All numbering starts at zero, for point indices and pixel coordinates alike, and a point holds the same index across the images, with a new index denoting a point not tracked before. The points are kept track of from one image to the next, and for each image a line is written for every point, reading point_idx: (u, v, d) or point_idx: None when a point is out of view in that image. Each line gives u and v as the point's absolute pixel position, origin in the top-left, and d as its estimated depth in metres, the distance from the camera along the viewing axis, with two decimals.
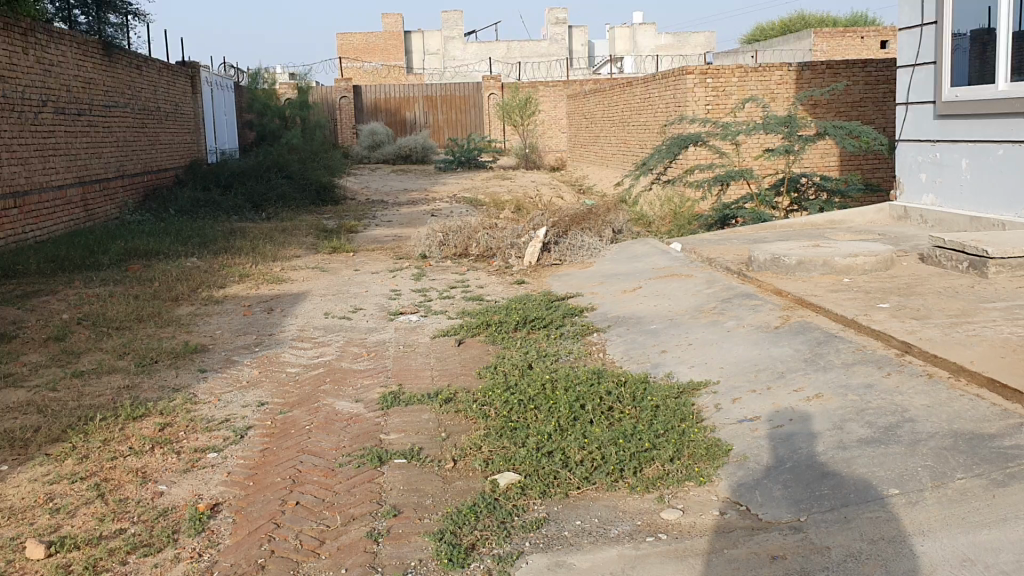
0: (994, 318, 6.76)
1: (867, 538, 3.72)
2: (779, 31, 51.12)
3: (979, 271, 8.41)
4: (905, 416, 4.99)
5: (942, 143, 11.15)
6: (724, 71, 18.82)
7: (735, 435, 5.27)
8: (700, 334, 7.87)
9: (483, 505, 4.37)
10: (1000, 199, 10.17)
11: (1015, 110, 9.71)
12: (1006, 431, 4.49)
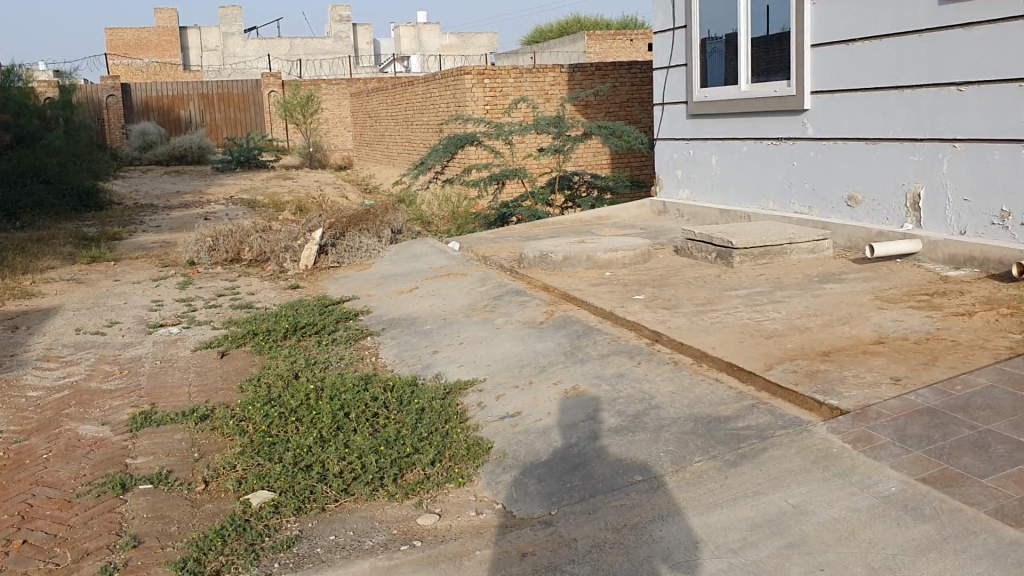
0: (736, 305, 7.23)
1: (611, 527, 3.83)
2: (556, 33, 52.67)
3: (726, 261, 8.98)
4: (652, 403, 5.24)
5: (694, 141, 11.83)
6: (500, 72, 19.11)
7: (495, 433, 5.31)
8: (471, 332, 7.91)
9: (231, 528, 4.16)
10: (745, 192, 10.92)
11: (755, 109, 10.44)
12: (739, 414, 4.82)
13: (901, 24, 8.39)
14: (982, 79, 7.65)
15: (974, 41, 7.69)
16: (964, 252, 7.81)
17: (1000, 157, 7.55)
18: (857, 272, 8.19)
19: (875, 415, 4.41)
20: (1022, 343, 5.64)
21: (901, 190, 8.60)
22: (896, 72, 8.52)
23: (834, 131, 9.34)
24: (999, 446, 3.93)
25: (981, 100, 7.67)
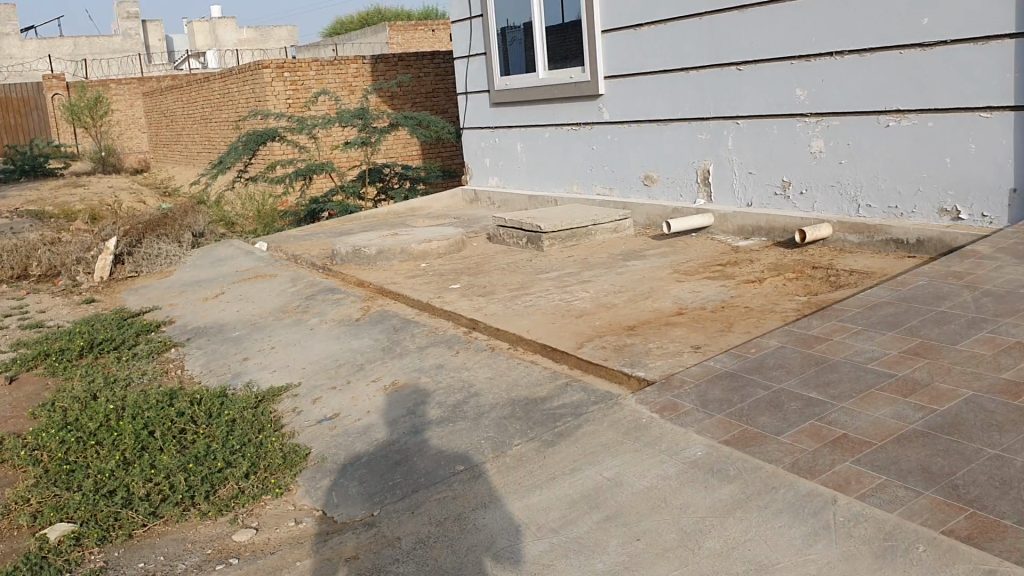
0: (548, 287, 7.37)
1: (434, 521, 3.81)
2: (357, 25, 51.95)
3: (536, 245, 9.13)
4: (470, 391, 5.25)
5: (498, 128, 11.95)
6: (300, 65, 18.63)
7: (313, 437, 5.17)
8: (284, 335, 7.67)
9: (26, 568, 3.85)
10: (551, 176, 11.14)
11: (554, 96, 10.66)
12: (554, 393, 4.91)
13: (683, 8, 8.74)
14: (757, 59, 8.08)
15: (748, 23, 8.10)
16: (753, 222, 8.29)
17: (778, 132, 8.03)
18: (658, 247, 8.54)
19: (680, 383, 4.59)
20: (808, 304, 6.05)
21: (692, 167, 9.02)
22: (681, 55, 8.89)
23: (629, 113, 9.67)
24: (792, 403, 4.17)
25: (758, 79, 8.12)
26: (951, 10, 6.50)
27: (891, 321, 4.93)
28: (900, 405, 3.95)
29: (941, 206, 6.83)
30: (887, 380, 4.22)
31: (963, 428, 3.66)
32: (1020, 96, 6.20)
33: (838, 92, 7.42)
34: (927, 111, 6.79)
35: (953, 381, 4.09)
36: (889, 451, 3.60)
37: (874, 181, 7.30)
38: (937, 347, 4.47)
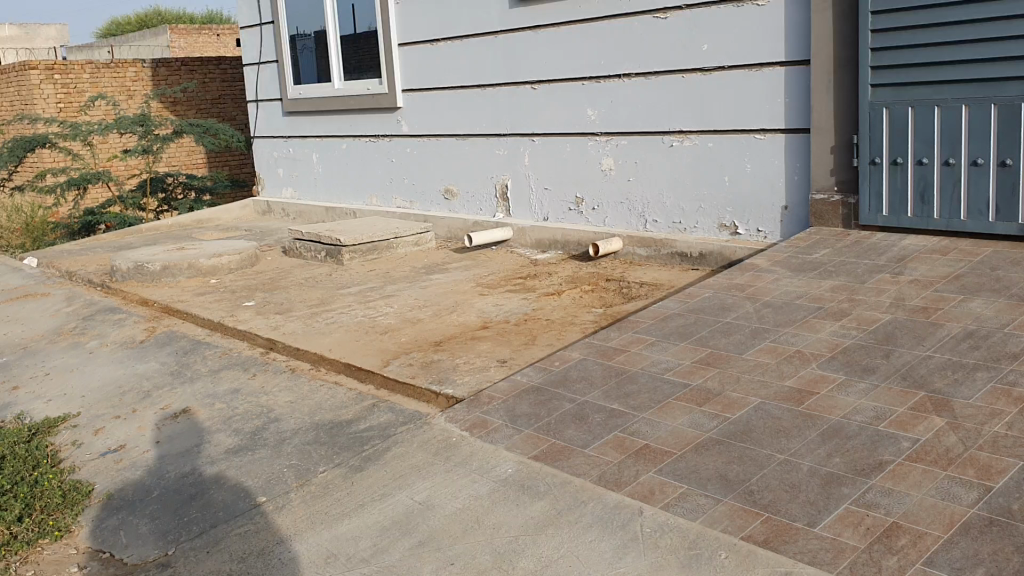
0: (348, 303, 7.21)
1: (236, 558, 3.60)
2: (136, 26, 49.25)
3: (335, 259, 8.93)
4: (270, 416, 5.03)
5: (292, 139, 11.63)
6: (71, 67, 17.39)
7: (97, 472, 4.77)
8: (58, 360, 7.06)
9: None
10: (347, 189, 10.96)
11: (350, 107, 10.49)
12: (360, 415, 4.81)
13: (477, 25, 8.83)
14: (551, 78, 8.27)
15: (541, 43, 8.27)
16: (549, 236, 8.51)
17: (571, 150, 8.25)
18: (458, 261, 8.57)
19: (488, 400, 4.58)
20: (605, 316, 6.28)
21: (490, 181, 9.12)
22: (477, 71, 8.96)
23: (426, 128, 9.66)
24: (596, 415, 4.22)
25: (552, 98, 8.30)
26: (728, 38, 6.88)
27: (683, 332, 5.03)
28: (696, 414, 4.06)
29: (721, 221, 7.24)
30: (683, 390, 4.33)
31: (753, 435, 3.81)
32: (789, 120, 6.65)
33: (627, 112, 7.71)
34: (708, 133, 7.16)
35: (742, 389, 4.23)
36: (688, 460, 3.70)
37: (660, 198, 7.63)
38: (726, 356, 4.61)
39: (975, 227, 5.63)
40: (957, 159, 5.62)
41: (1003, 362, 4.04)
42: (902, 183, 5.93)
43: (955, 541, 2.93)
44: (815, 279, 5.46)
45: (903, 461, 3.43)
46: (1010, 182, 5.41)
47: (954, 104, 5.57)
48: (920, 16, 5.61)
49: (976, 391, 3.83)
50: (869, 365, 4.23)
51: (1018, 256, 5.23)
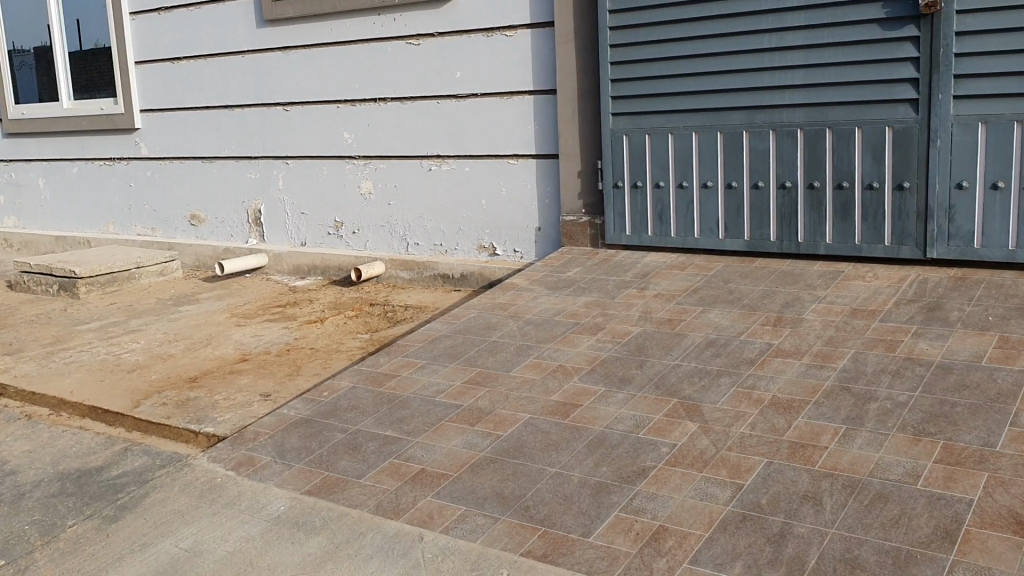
0: (89, 340, 6.67)
1: None
2: None
3: (70, 292, 8.24)
4: (4, 469, 4.54)
5: (13, 163, 10.64)
6: None
7: None
8: None
9: None
10: (80, 217, 10.16)
11: (81, 128, 9.76)
12: (112, 461, 4.46)
13: (222, 46, 8.52)
14: (303, 100, 8.10)
15: (292, 65, 8.09)
16: (307, 262, 8.34)
17: (327, 173, 8.12)
18: (210, 291, 8.19)
19: (253, 435, 4.38)
20: (372, 341, 6.26)
21: (242, 207, 8.79)
22: (224, 92, 8.62)
23: (169, 151, 9.16)
24: (368, 443, 4.16)
25: (305, 121, 8.14)
26: (479, 66, 7.06)
27: (450, 354, 5.07)
28: (469, 434, 4.09)
29: (479, 243, 7.38)
30: (453, 411, 4.35)
31: (524, 451, 3.89)
32: (539, 146, 6.90)
33: (383, 137, 7.70)
34: (463, 157, 7.29)
35: (511, 406, 4.31)
36: (464, 481, 3.72)
37: (419, 221, 7.68)
38: (493, 375, 4.69)
39: (707, 244, 6.04)
40: (689, 183, 6.04)
41: (742, 367, 4.38)
42: (642, 206, 6.28)
43: (715, 538, 3.13)
44: (571, 296, 5.68)
45: (663, 466, 3.62)
46: (736, 203, 5.88)
47: (685, 131, 6.00)
48: (653, 49, 6.01)
49: (722, 396, 4.13)
50: (626, 376, 4.45)
51: (746, 270, 5.68)
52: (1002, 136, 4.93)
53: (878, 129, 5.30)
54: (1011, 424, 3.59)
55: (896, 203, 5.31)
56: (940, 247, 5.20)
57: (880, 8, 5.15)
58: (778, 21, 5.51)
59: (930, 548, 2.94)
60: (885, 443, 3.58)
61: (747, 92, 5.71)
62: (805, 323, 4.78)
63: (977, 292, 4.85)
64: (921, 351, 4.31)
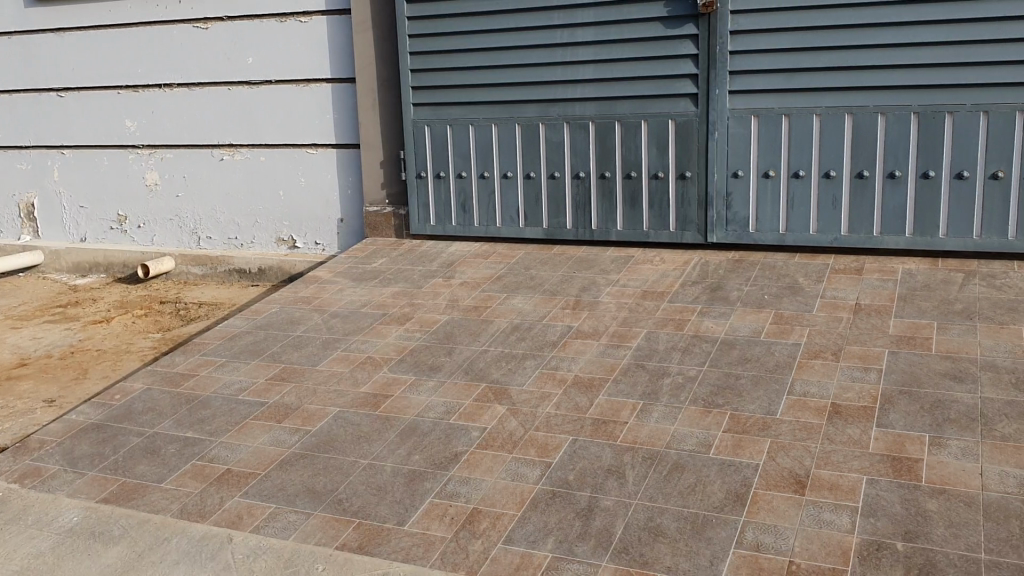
0: None
1: None
2: None
3: None
4: None
5: None
6: None
7: None
8: None
9: None
10: None
11: None
12: None
13: None
14: (79, 85, 7.58)
15: (65, 47, 7.56)
16: (88, 259, 7.84)
17: (109, 164, 7.65)
18: None
19: (38, 444, 4.08)
20: (164, 341, 5.98)
21: (12, 200, 8.14)
22: None
23: None
24: (168, 446, 3.97)
25: (83, 107, 7.62)
26: (273, 52, 6.86)
27: (252, 350, 4.92)
28: (277, 431, 4.00)
29: (277, 235, 7.19)
30: (258, 409, 4.23)
31: (335, 444, 3.84)
32: (339, 135, 6.79)
33: (170, 125, 7.33)
34: (258, 147, 7.07)
35: (319, 400, 4.25)
36: (273, 478, 3.63)
37: (212, 214, 7.38)
38: (299, 370, 4.59)
39: (509, 233, 6.15)
40: (490, 173, 6.12)
41: (546, 350, 4.52)
42: (445, 196, 6.31)
43: (527, 517, 3.22)
44: (375, 287, 5.65)
45: (474, 450, 3.68)
46: (533, 193, 6.03)
47: (485, 122, 6.08)
48: (450, 41, 6.05)
49: (528, 378, 4.25)
50: (435, 364, 4.48)
51: (545, 257, 5.83)
52: (770, 129, 5.32)
53: (662, 122, 5.59)
54: (788, 393, 3.91)
55: (679, 192, 5.63)
56: (720, 232, 5.56)
57: (663, 7, 5.44)
58: (569, 17, 5.70)
59: (723, 511, 3.16)
60: (679, 415, 3.81)
61: (542, 84, 5.87)
62: (602, 306, 4.98)
63: (754, 273, 5.22)
64: (707, 328, 4.60)
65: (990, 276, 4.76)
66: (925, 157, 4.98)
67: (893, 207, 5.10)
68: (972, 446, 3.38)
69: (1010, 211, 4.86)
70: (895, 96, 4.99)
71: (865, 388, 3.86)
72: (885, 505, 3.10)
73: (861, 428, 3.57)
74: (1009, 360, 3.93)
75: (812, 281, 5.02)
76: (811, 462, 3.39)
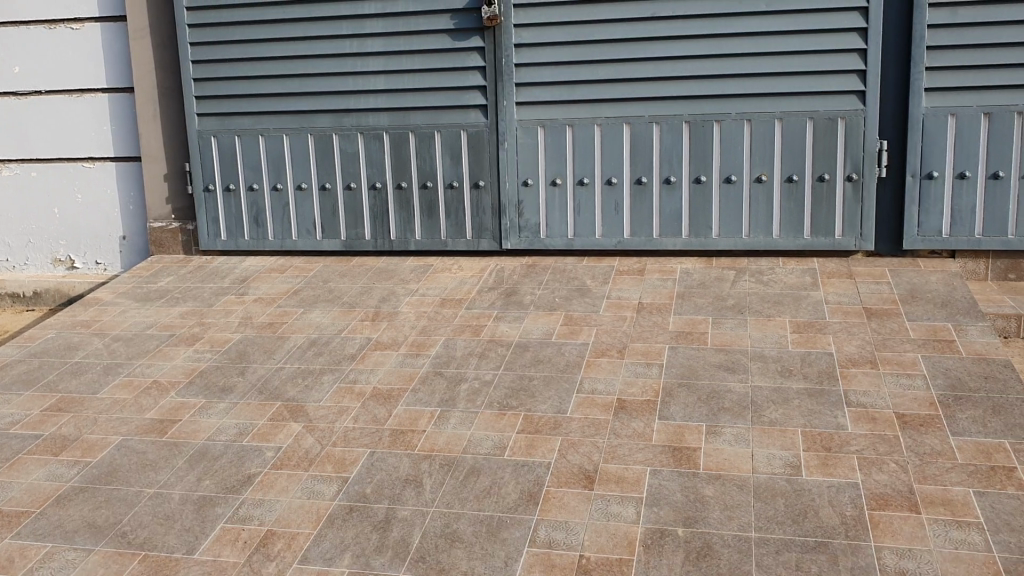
0: None
1: None
2: None
3: None
4: None
5: None
6: None
7: None
8: None
9: None
10: None
11: None
12: None
13: None
14: None
15: None
16: None
17: None
18: None
19: None
20: None
21: None
22: None
23: None
24: None
25: None
26: (42, 61, 6.44)
27: (25, 380, 4.59)
28: (53, 465, 3.75)
29: (54, 256, 6.74)
30: (33, 443, 3.95)
31: (119, 475, 3.65)
32: (119, 148, 6.45)
33: None
34: (28, 162, 6.61)
35: (101, 429, 4.02)
36: (49, 515, 3.40)
37: None
38: (79, 399, 4.32)
39: (304, 246, 6.02)
40: (284, 185, 5.97)
41: (343, 364, 4.47)
42: (236, 210, 6.10)
43: (324, 534, 3.18)
44: (162, 307, 5.40)
45: (270, 470, 3.59)
46: (328, 205, 5.92)
47: (275, 133, 5.93)
48: (236, 50, 5.89)
49: (325, 393, 4.18)
50: (227, 385, 4.33)
51: (342, 269, 5.76)
52: (557, 138, 5.49)
53: (454, 132, 5.66)
54: (578, 391, 4.05)
55: (473, 201, 5.71)
56: (514, 239, 5.67)
57: (449, 19, 5.53)
58: (358, 27, 5.68)
59: (517, 511, 3.24)
60: (476, 420, 3.87)
61: (333, 95, 5.80)
62: (400, 316, 4.98)
63: (545, 277, 5.38)
64: (502, 333, 4.70)
65: (758, 272, 5.12)
66: (698, 163, 5.30)
67: (671, 211, 5.38)
68: (744, 432, 3.62)
69: (773, 212, 5.23)
70: (669, 106, 5.28)
71: (648, 383, 4.07)
72: (666, 494, 3.28)
73: (645, 421, 3.76)
74: (776, 350, 4.25)
75: (599, 282, 5.23)
76: (599, 457, 3.53)
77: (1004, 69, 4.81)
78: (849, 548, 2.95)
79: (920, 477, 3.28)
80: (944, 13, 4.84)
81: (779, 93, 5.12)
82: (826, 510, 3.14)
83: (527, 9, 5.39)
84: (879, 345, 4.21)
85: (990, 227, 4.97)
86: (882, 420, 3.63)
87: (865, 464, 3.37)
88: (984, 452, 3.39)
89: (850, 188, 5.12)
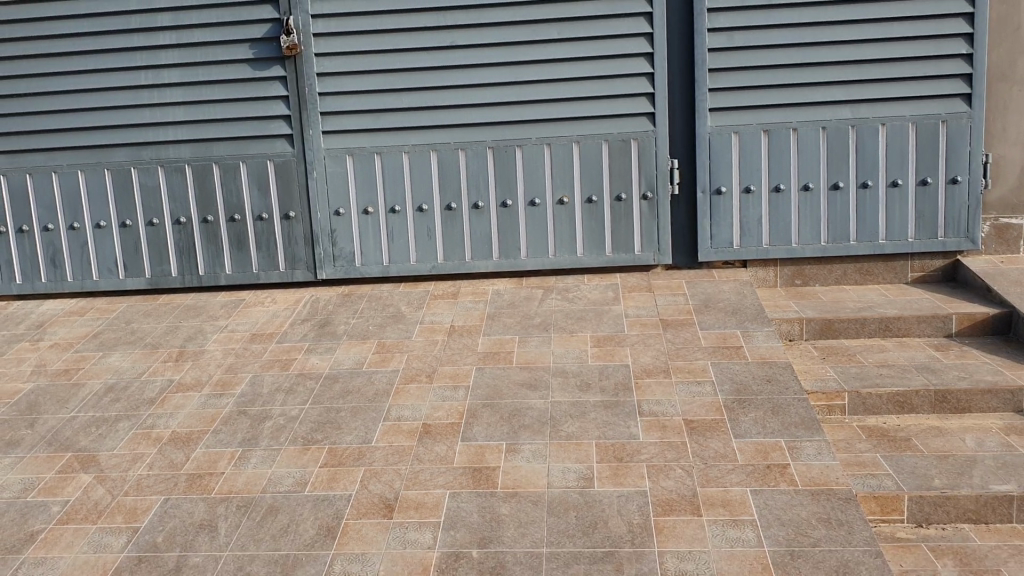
0: None
1: None
2: None
3: None
4: None
5: None
6: None
7: None
8: None
9: None
10: None
11: None
12: None
13: None
14: None
15: None
16: None
17: None
18: None
19: None
20: None
21: None
22: None
23: None
24: None
25: None
26: None
27: None
28: None
29: None
30: None
31: None
32: None
33: None
34: None
35: None
36: None
37: None
38: None
39: (106, 286, 5.79)
40: (81, 224, 5.73)
41: (141, 409, 4.31)
42: (31, 251, 5.81)
43: None
44: None
45: (53, 526, 3.43)
46: (131, 242, 5.72)
47: (70, 169, 5.68)
48: (23, 84, 5.62)
49: (120, 440, 4.03)
50: (13, 439, 4.11)
51: (149, 308, 5.58)
52: (365, 167, 5.49)
53: (260, 164, 5.58)
54: (384, 419, 4.06)
55: (284, 232, 5.63)
56: (327, 269, 5.63)
57: (248, 49, 5.47)
58: (152, 58, 5.53)
59: (314, 547, 3.21)
60: (278, 456, 3.82)
61: (131, 128, 5.62)
62: (206, 355, 4.86)
63: (360, 306, 5.37)
64: (312, 365, 4.66)
65: (565, 290, 5.27)
66: (502, 187, 5.41)
67: (481, 234, 5.47)
68: (541, 449, 3.72)
69: (576, 231, 5.40)
70: (472, 133, 5.39)
71: (453, 406, 4.11)
72: (463, 516, 3.32)
73: (447, 445, 3.80)
74: (576, 365, 4.38)
75: (413, 308, 5.26)
76: (399, 485, 3.55)
77: (778, 89, 5.15)
78: (634, 555, 3.07)
79: (703, 480, 3.44)
80: (721, 37, 5.14)
81: (577, 116, 5.30)
82: (614, 519, 3.25)
83: (327, 38, 5.40)
84: (672, 354, 4.41)
85: (776, 237, 5.29)
86: (671, 427, 3.80)
87: (653, 471, 3.52)
88: (762, 451, 3.60)
89: (647, 206, 5.35)
